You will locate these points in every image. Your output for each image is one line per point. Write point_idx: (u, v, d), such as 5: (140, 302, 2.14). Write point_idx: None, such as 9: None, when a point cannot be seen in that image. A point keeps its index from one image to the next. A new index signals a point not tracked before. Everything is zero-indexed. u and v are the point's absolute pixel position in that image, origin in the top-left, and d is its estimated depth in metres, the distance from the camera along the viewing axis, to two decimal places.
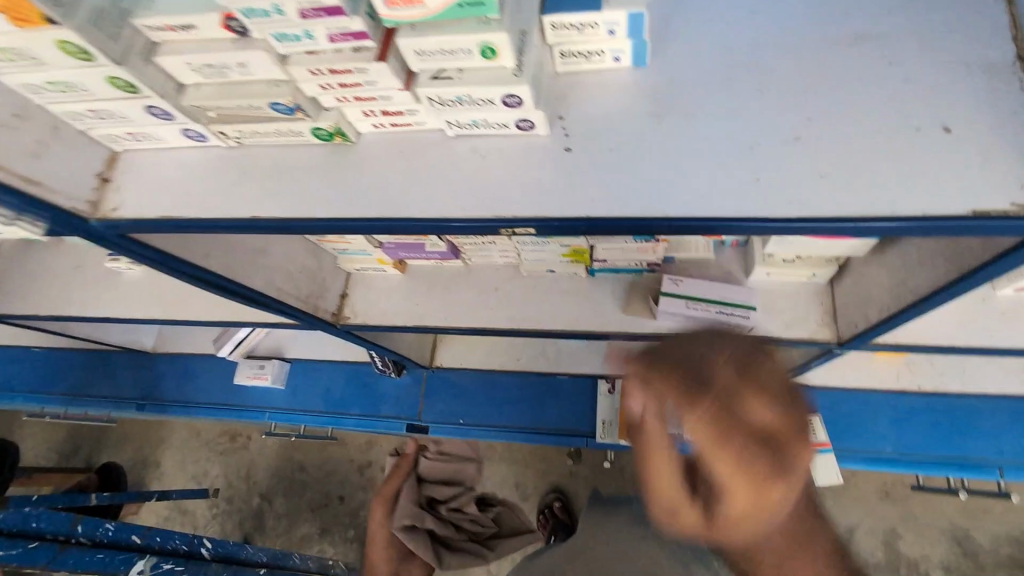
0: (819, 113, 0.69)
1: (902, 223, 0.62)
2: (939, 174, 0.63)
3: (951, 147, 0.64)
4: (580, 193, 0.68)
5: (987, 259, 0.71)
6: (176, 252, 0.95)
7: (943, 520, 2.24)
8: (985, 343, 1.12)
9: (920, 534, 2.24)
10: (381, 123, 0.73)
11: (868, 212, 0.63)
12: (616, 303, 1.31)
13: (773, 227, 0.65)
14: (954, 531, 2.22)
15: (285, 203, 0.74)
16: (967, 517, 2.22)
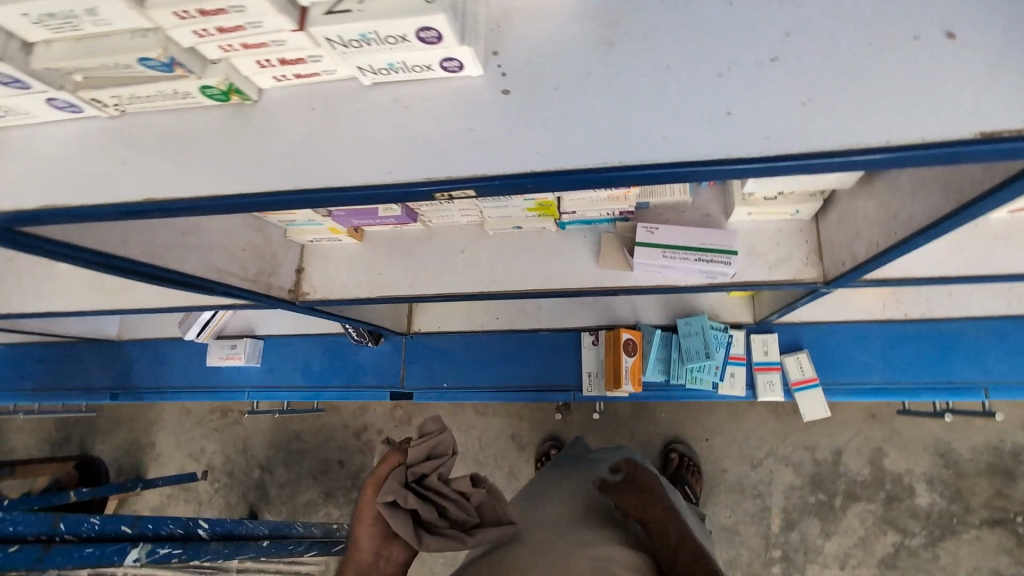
0: (796, 27, 0.58)
1: (899, 154, 0.52)
2: (941, 92, 0.53)
3: (952, 57, 0.54)
4: (522, 142, 0.58)
5: (988, 188, 0.63)
6: (85, 244, 0.84)
7: (927, 436, 2.28)
8: (978, 270, 1.06)
9: (905, 450, 2.29)
10: (283, 75, 0.61)
11: (860, 144, 0.53)
12: (589, 256, 1.23)
13: (752, 169, 0.55)
14: (938, 446, 2.27)
15: (185, 179, 0.63)
16: (950, 431, 2.27)
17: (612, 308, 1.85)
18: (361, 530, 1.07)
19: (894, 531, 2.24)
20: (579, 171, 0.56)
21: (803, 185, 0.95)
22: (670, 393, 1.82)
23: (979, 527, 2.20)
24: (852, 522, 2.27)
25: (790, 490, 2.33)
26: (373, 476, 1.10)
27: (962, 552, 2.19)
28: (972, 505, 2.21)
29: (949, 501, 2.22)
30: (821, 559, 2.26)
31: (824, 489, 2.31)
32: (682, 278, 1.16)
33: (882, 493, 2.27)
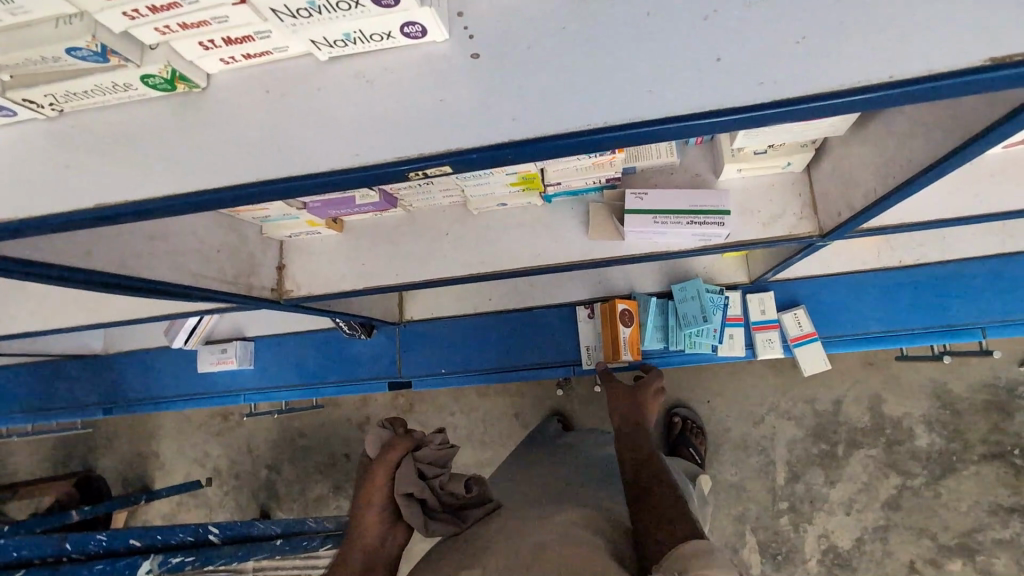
0: None
1: (903, 90, 0.49)
2: (943, 19, 0.49)
3: None
4: (496, 109, 0.53)
5: (995, 118, 0.61)
6: (51, 257, 0.79)
7: (924, 379, 2.30)
8: (976, 209, 1.03)
9: (903, 394, 2.30)
10: (231, 57, 0.56)
11: (866, 80, 0.49)
12: (579, 227, 1.19)
13: (748, 118, 0.51)
14: (934, 387, 2.29)
15: (135, 179, 0.58)
16: (946, 372, 2.28)
17: (605, 279, 1.82)
18: (366, 516, 1.03)
19: (896, 474, 2.27)
20: (561, 136, 0.52)
21: (794, 136, 0.92)
22: (669, 360, 1.78)
23: (978, 462, 2.23)
24: (855, 468, 2.30)
25: (793, 443, 2.35)
26: (378, 463, 1.07)
27: (962, 488, 2.23)
28: (970, 442, 2.24)
29: (948, 440, 2.25)
30: (827, 507, 2.30)
31: (826, 440, 2.33)
32: (675, 242, 1.13)
33: (883, 438, 2.29)
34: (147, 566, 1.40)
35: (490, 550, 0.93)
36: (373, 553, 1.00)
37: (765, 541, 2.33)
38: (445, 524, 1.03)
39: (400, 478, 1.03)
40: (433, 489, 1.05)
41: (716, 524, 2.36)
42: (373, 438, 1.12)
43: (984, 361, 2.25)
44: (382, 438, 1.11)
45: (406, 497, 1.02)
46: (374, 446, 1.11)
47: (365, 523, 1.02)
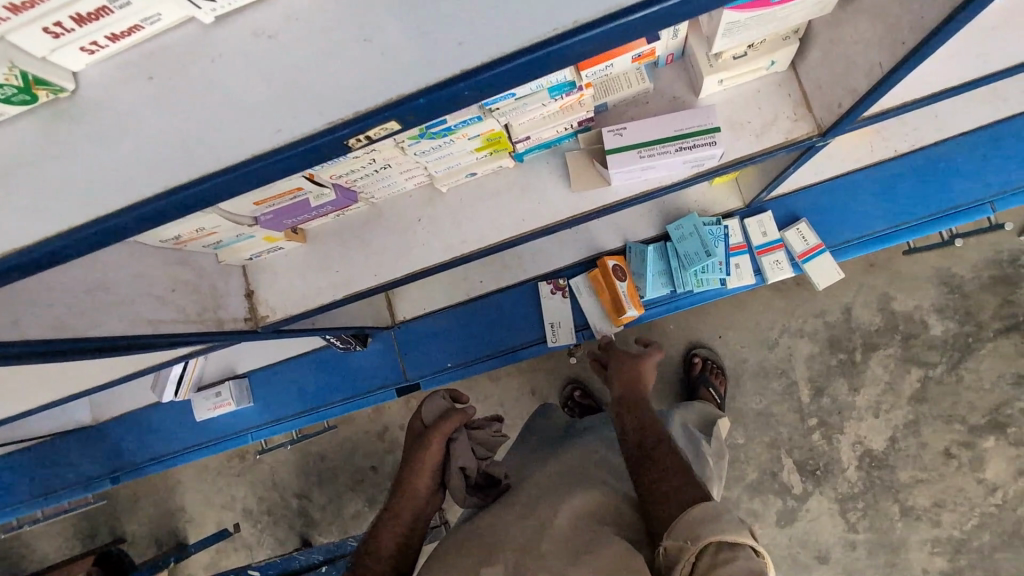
0: None
1: None
2: None
3: None
4: (434, 36, 0.43)
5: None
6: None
7: (927, 269, 2.24)
8: (979, 72, 0.93)
9: (909, 288, 2.25)
10: (94, 43, 0.44)
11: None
12: (560, 183, 1.08)
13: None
14: (940, 275, 2.23)
15: (16, 217, 0.46)
16: (947, 256, 2.22)
17: (595, 232, 1.71)
18: (409, 479, 1.01)
19: (917, 366, 2.24)
20: (525, 53, 0.41)
21: (777, 27, 0.82)
22: (679, 304, 1.72)
23: (995, 338, 2.20)
24: (876, 370, 2.27)
25: (811, 359, 2.30)
26: (436, 432, 1.02)
27: (983, 367, 2.20)
28: (983, 321, 2.21)
29: (962, 322, 2.21)
30: (856, 414, 2.27)
31: (842, 349, 2.28)
32: (663, 177, 1.04)
33: (898, 335, 2.25)
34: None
35: (526, 534, 0.87)
36: (415, 513, 0.99)
37: (802, 460, 2.30)
38: (481, 496, 1.05)
39: (452, 454, 1.01)
40: (480, 464, 1.06)
41: (752, 453, 2.32)
42: (426, 406, 1.07)
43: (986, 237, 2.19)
44: (436, 409, 1.07)
45: (457, 467, 1.01)
46: (427, 414, 1.06)
47: (412, 485, 1.00)
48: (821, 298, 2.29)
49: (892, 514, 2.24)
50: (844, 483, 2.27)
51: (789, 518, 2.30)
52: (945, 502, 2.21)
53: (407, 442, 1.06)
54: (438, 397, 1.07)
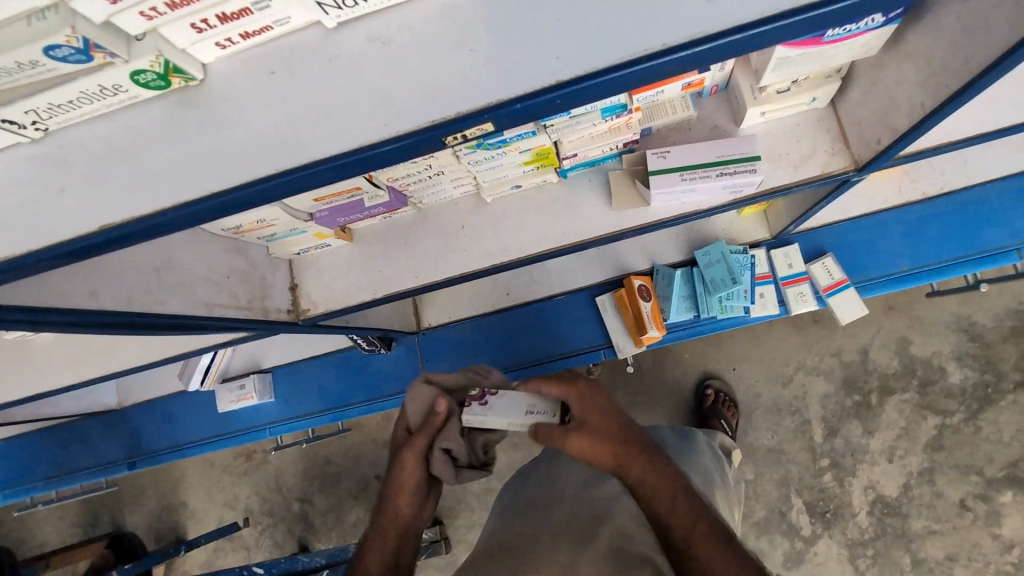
0: None
1: None
2: None
3: None
4: (534, 48, 0.48)
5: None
6: (61, 303, 0.71)
7: (947, 315, 2.23)
8: (1008, 119, 0.97)
9: (927, 333, 2.24)
10: (227, 39, 0.50)
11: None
12: (600, 201, 1.13)
13: (801, 22, 0.47)
14: (959, 322, 2.23)
15: (138, 191, 0.52)
16: (966, 304, 2.22)
17: (623, 253, 1.75)
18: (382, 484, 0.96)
19: (933, 414, 2.22)
20: (617, 69, 0.46)
21: (823, 65, 0.86)
22: (701, 329, 1.73)
23: (1015, 390, 2.18)
24: (892, 415, 2.25)
25: (826, 398, 2.30)
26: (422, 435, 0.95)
27: (1003, 419, 2.18)
28: (1003, 372, 2.19)
29: (981, 372, 2.20)
30: (869, 458, 2.25)
31: (858, 390, 2.27)
32: (703, 202, 1.07)
33: (915, 381, 2.24)
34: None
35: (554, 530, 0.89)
36: (403, 530, 0.92)
37: (812, 501, 2.27)
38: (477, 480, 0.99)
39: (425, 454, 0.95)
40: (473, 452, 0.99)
41: (761, 489, 2.31)
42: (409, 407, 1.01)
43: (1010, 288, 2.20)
44: (421, 410, 1.01)
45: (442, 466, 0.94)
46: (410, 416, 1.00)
47: (397, 495, 0.93)
48: (840, 337, 2.30)
49: (902, 564, 2.20)
50: (854, 528, 2.24)
51: (796, 561, 2.26)
52: (959, 555, 2.17)
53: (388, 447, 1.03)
54: (416, 395, 1.03)
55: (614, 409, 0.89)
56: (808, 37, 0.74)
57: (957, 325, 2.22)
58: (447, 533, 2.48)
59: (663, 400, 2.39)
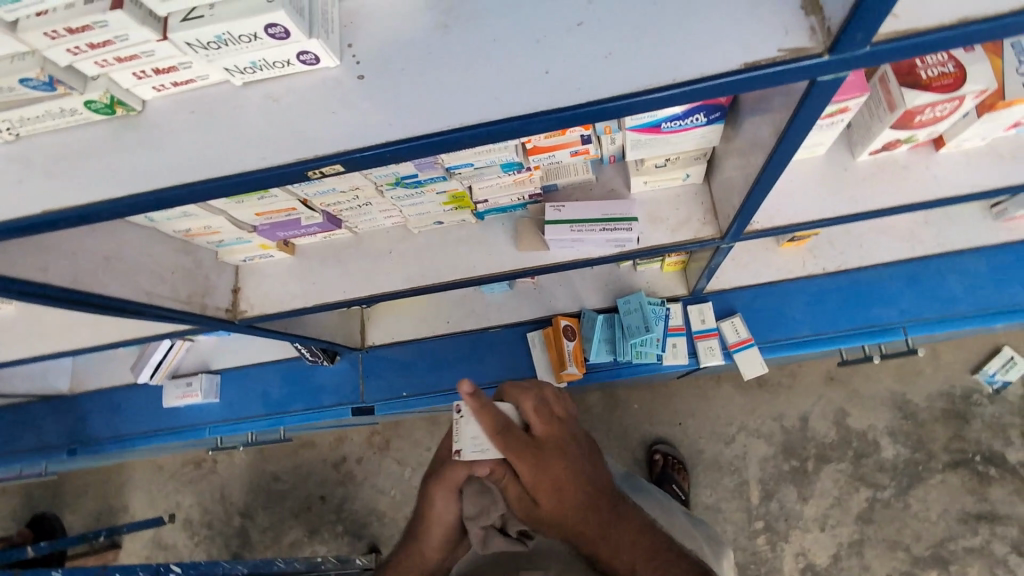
0: None
1: (681, 91, 0.57)
2: (707, 34, 0.58)
3: (719, 8, 0.59)
4: (375, 116, 0.64)
5: (782, 126, 0.73)
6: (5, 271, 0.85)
7: (883, 391, 2.41)
8: (849, 212, 1.15)
9: (866, 408, 2.41)
10: (162, 84, 0.67)
11: (648, 84, 0.58)
12: (509, 242, 1.30)
13: (565, 117, 0.59)
14: (895, 399, 2.40)
15: (77, 186, 0.68)
16: (903, 382, 2.41)
17: (556, 295, 1.92)
18: (421, 529, 0.96)
19: (866, 487, 2.34)
20: (427, 137, 0.61)
21: (675, 150, 1.05)
22: (620, 373, 1.87)
23: (943, 471, 2.31)
24: (826, 483, 2.36)
25: (764, 460, 2.42)
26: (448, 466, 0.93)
27: (930, 497, 2.30)
28: (933, 451, 2.34)
29: (912, 449, 2.35)
30: (801, 524, 2.34)
31: (796, 456, 2.40)
32: (594, 251, 1.24)
33: (851, 451, 2.38)
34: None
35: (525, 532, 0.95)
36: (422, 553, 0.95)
37: (745, 563, 2.34)
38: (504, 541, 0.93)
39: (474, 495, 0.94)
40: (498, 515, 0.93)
41: None
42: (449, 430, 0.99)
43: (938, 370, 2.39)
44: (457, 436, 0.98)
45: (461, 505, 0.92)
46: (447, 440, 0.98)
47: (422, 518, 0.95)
48: (780, 402, 2.46)
49: None
50: None
51: None
52: None
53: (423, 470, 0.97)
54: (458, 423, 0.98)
55: (572, 481, 0.86)
56: (648, 124, 0.95)
57: (893, 402, 2.39)
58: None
59: (600, 445, 2.51)
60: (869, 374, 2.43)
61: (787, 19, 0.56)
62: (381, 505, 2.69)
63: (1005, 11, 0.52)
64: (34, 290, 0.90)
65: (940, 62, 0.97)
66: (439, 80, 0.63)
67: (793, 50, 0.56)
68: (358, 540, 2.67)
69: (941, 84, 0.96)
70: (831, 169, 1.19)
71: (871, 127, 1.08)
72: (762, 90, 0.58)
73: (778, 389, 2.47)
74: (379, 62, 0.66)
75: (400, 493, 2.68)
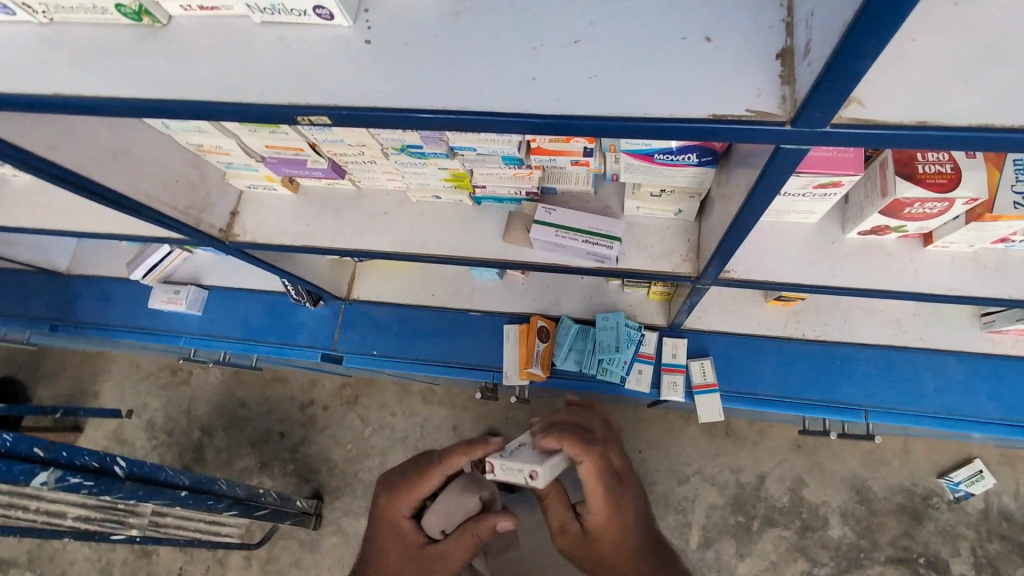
0: (596, 16, 0.66)
1: (648, 124, 0.61)
2: (685, 80, 0.62)
3: (705, 56, 0.63)
4: (372, 79, 0.68)
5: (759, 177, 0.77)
6: (11, 140, 0.92)
7: (846, 471, 2.42)
8: (829, 283, 1.17)
9: (824, 483, 2.42)
10: (188, 4, 0.72)
11: (619, 112, 0.62)
12: (498, 232, 1.34)
13: (538, 123, 0.64)
14: (855, 482, 2.41)
15: (93, 79, 0.73)
16: (867, 468, 2.41)
17: (542, 296, 1.95)
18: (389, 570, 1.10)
19: (804, 559, 2.35)
20: (412, 111, 0.66)
21: (667, 183, 1.09)
22: (583, 384, 1.91)
23: (884, 563, 2.32)
24: (766, 546, 2.38)
25: (711, 508, 2.44)
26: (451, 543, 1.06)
27: None
28: (879, 542, 2.34)
29: (859, 535, 2.35)
30: None
31: (743, 512, 2.42)
32: (575, 260, 1.28)
33: (798, 521, 2.39)
34: (42, 479, 1.31)
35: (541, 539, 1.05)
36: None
37: None
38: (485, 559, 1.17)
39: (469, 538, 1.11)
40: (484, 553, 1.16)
41: None
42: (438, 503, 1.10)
43: (904, 464, 2.39)
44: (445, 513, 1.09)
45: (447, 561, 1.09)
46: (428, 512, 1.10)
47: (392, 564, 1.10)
48: (740, 456, 2.48)
49: None
50: None
51: None
52: None
53: (380, 503, 1.14)
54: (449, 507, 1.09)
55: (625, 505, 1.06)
56: (642, 152, 0.98)
57: (850, 484, 2.39)
58: (322, 510, 2.67)
59: None
60: (836, 452, 2.44)
61: (760, 81, 0.60)
62: (335, 455, 2.75)
63: (962, 125, 0.56)
64: (37, 163, 0.97)
65: (939, 161, 0.99)
66: (434, 61, 0.67)
67: (760, 113, 0.60)
68: (304, 482, 2.73)
69: (934, 182, 0.99)
70: (819, 239, 1.20)
71: (863, 210, 1.10)
72: (726, 141, 0.62)
73: (742, 443, 2.49)
74: (389, 31, 0.70)
75: (355, 449, 2.75)
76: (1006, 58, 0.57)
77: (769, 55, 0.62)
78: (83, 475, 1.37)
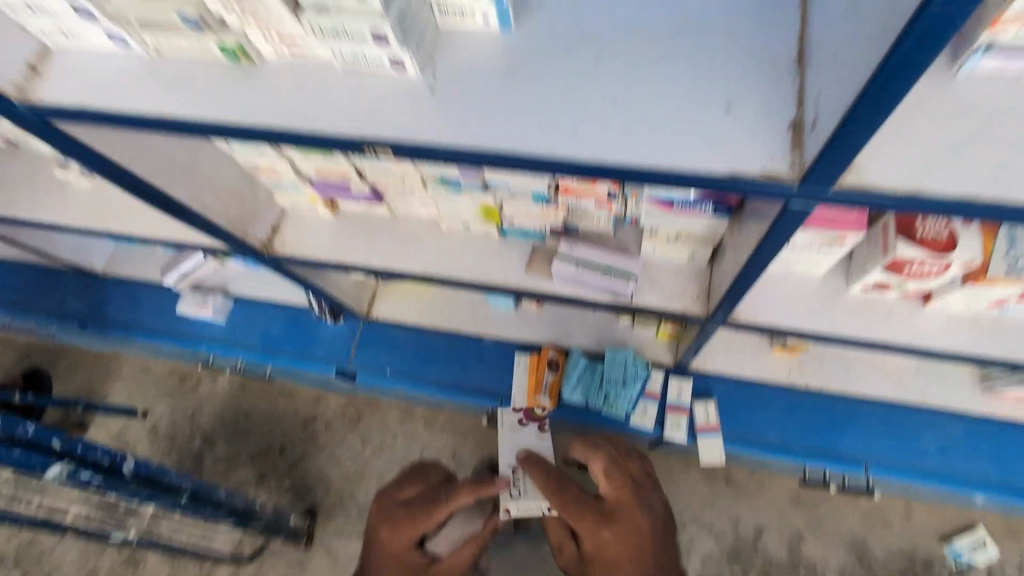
0: (634, 80, 0.76)
1: (673, 176, 0.71)
2: (709, 140, 0.71)
3: (726, 122, 0.72)
4: (435, 121, 0.78)
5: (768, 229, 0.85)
6: (100, 149, 1.03)
7: (845, 528, 2.41)
8: (831, 333, 1.24)
9: (823, 539, 2.41)
10: (281, 48, 0.83)
11: (648, 164, 0.71)
12: (521, 265, 1.42)
13: (577, 169, 0.74)
14: (854, 540, 2.40)
15: (188, 104, 0.84)
16: (867, 527, 2.40)
17: (554, 327, 2.02)
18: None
19: None
20: (467, 151, 0.76)
21: (683, 228, 1.18)
22: (588, 415, 1.96)
23: None
24: None
25: (707, 557, 2.42)
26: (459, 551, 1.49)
27: None
28: None
29: None
30: None
31: (739, 562, 2.41)
32: (590, 294, 1.37)
33: None
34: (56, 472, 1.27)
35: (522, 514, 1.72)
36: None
37: None
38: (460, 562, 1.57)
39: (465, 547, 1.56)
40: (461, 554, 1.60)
41: None
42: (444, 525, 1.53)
43: (904, 526, 2.38)
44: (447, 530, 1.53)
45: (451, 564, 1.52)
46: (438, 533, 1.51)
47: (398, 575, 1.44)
48: (740, 506, 2.46)
49: None
50: None
51: None
52: None
53: (383, 534, 1.46)
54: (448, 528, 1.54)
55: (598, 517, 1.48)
56: (663, 199, 1.08)
57: (849, 542, 2.38)
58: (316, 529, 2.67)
59: None
60: (836, 508, 2.44)
61: (774, 147, 0.70)
62: (335, 474, 2.77)
63: (948, 197, 0.65)
64: (114, 170, 1.07)
65: (939, 226, 1.07)
66: (490, 110, 0.77)
67: (771, 174, 0.69)
68: (301, 499, 2.75)
69: (933, 245, 1.06)
70: (825, 291, 1.27)
71: (866, 265, 1.17)
72: (740, 196, 0.71)
73: (743, 492, 2.48)
74: (453, 81, 0.80)
75: (355, 468, 2.77)
76: (990, 143, 0.66)
77: (783, 125, 0.71)
78: (94, 473, 1.31)
